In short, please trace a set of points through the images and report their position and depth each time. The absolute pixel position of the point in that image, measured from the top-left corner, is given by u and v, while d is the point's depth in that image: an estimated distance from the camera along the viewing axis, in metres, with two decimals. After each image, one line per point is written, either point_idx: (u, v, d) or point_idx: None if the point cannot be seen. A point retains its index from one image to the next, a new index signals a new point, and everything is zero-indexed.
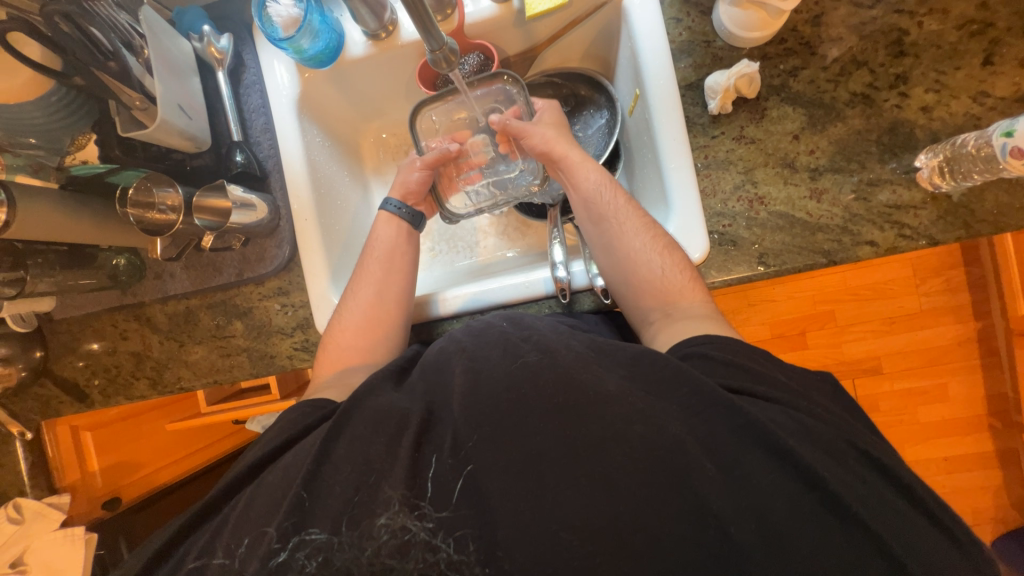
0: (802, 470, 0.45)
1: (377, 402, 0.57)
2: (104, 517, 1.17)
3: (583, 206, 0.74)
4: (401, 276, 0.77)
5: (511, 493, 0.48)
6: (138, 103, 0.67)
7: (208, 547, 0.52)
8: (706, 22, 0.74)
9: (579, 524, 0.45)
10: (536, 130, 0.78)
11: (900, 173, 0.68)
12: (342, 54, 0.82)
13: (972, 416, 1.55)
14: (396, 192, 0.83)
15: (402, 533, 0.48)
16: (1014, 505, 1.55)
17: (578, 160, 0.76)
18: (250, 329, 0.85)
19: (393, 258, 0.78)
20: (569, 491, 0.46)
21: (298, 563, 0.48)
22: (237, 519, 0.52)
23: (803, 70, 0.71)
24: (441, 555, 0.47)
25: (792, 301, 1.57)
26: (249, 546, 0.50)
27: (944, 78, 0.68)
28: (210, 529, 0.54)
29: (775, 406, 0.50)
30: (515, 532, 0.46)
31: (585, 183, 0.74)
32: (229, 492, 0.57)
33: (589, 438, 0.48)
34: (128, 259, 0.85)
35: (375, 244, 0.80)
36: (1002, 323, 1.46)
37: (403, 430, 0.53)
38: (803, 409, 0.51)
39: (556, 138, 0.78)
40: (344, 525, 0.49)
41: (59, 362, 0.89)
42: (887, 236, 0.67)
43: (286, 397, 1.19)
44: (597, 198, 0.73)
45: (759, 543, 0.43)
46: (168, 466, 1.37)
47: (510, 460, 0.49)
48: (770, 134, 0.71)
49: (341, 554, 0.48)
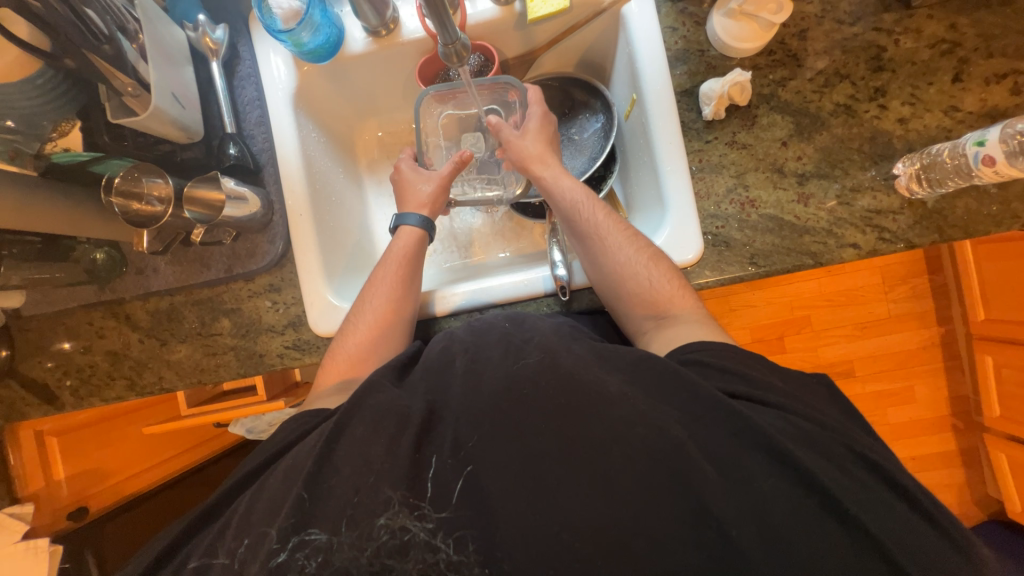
0: (800, 463, 0.46)
1: (378, 400, 0.55)
2: (69, 528, 1.11)
3: (564, 223, 0.76)
4: (415, 289, 0.75)
5: (513, 494, 0.47)
6: (130, 89, 0.64)
7: (201, 554, 0.50)
8: (700, 32, 0.77)
9: (581, 524, 0.45)
10: (531, 143, 0.80)
11: (880, 180, 0.72)
12: (341, 50, 0.81)
13: (937, 417, 1.64)
14: (423, 208, 0.81)
15: (402, 533, 0.47)
16: (975, 501, 1.63)
17: (553, 176, 0.77)
18: (237, 327, 0.82)
19: (411, 270, 0.75)
20: (573, 492, 0.47)
21: (298, 564, 0.47)
22: (232, 524, 0.51)
23: (791, 80, 0.74)
24: (441, 556, 0.47)
25: (771, 306, 1.63)
26: (249, 547, 0.48)
27: (918, 92, 0.72)
28: (204, 535, 0.52)
29: (771, 409, 0.51)
30: (517, 534, 0.46)
31: (562, 201, 0.76)
32: (222, 494, 0.55)
33: (592, 440, 0.49)
34: (107, 252, 0.80)
35: (391, 255, 0.77)
36: (963, 327, 1.55)
37: (404, 432, 0.52)
38: (798, 412, 0.52)
39: (532, 152, 0.79)
40: (343, 526, 0.47)
41: (27, 361, 0.84)
42: (869, 239, 0.71)
43: (273, 398, 1.14)
44: (575, 214, 0.74)
45: (757, 537, 0.44)
46: (140, 475, 1.26)
47: (513, 460, 0.48)
48: (760, 139, 0.74)
49: (341, 554, 0.47)
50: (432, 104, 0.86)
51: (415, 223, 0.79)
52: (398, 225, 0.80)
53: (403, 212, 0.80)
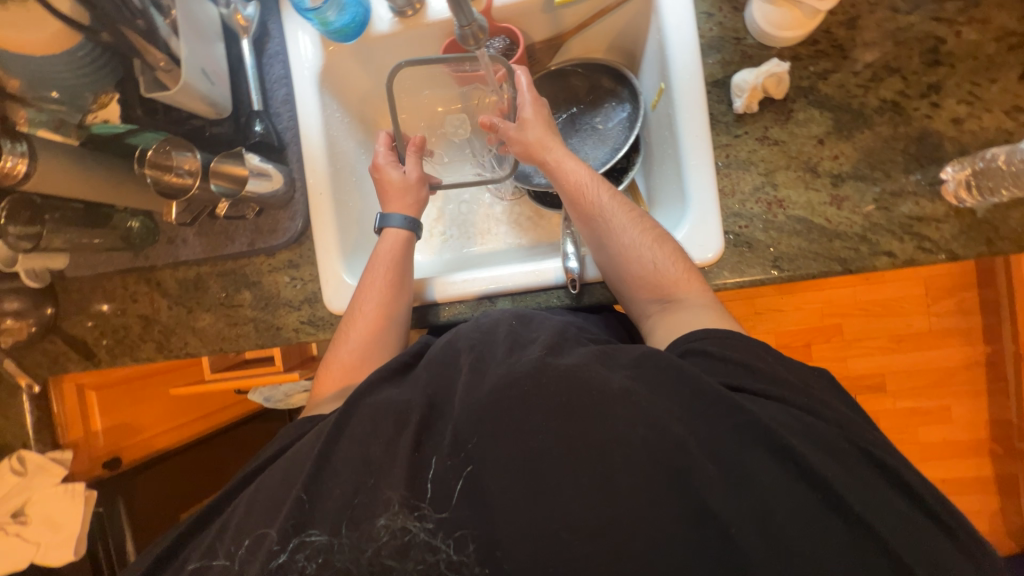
0: (812, 482, 0.44)
1: (377, 398, 0.57)
2: (104, 476, 1.14)
3: (570, 206, 0.74)
4: (403, 295, 0.75)
5: (512, 491, 0.48)
6: (161, 64, 0.66)
7: (206, 552, 0.53)
8: (738, 19, 0.73)
9: (579, 523, 0.45)
10: (532, 127, 0.78)
11: (924, 185, 0.67)
12: (367, 30, 0.82)
13: (972, 440, 1.54)
14: (407, 210, 0.81)
15: (402, 534, 0.48)
16: (1010, 532, 1.53)
17: (561, 156, 0.75)
18: (258, 299, 0.85)
19: (398, 277, 0.75)
20: (571, 492, 0.46)
21: (298, 565, 0.49)
22: (236, 522, 0.53)
23: (834, 73, 0.69)
24: (441, 556, 0.48)
25: (799, 312, 1.55)
26: (250, 548, 0.51)
27: (978, 90, 0.66)
28: (205, 536, 0.55)
29: (774, 402, 0.49)
30: (516, 533, 0.46)
31: (565, 182, 0.74)
32: (231, 489, 0.58)
33: (593, 444, 0.48)
34: (142, 222, 0.85)
35: (376, 261, 0.77)
36: (1012, 348, 1.44)
37: (405, 429, 0.53)
38: (802, 405, 0.50)
39: (538, 133, 0.77)
40: (344, 528, 0.49)
41: (69, 319, 0.90)
42: (906, 248, 0.66)
43: (289, 369, 1.19)
44: (580, 196, 0.72)
45: (772, 559, 0.42)
46: (165, 433, 1.33)
47: (512, 457, 0.49)
48: (794, 136, 0.70)
49: (341, 556, 0.49)
50: (416, 80, 0.85)
51: (399, 226, 0.79)
52: (381, 227, 0.80)
53: (385, 213, 0.80)
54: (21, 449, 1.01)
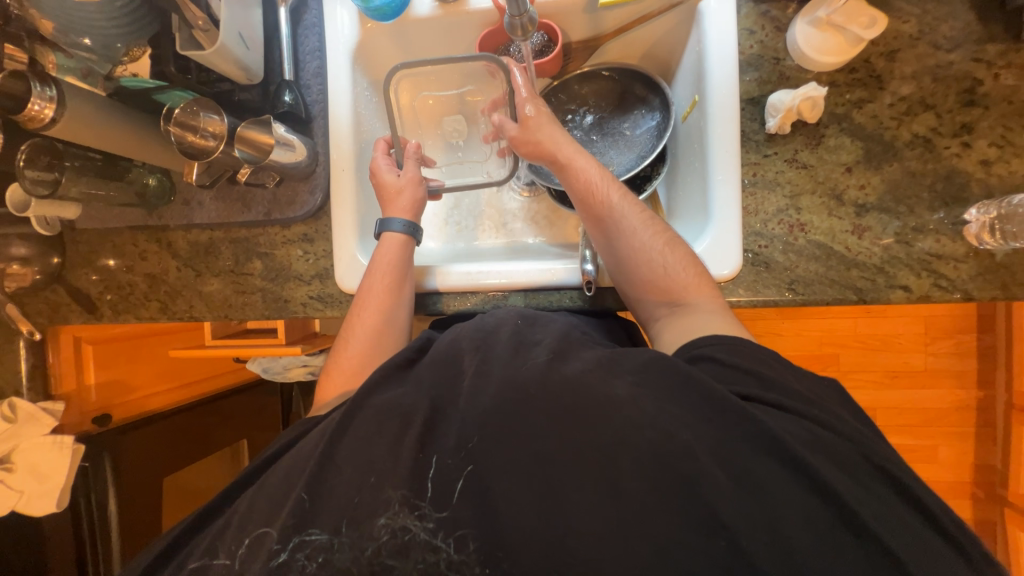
0: (823, 511, 0.44)
1: (382, 400, 0.56)
2: (93, 431, 1.12)
3: (581, 205, 0.72)
4: (404, 303, 0.75)
5: (520, 496, 0.47)
6: (200, 23, 0.66)
7: (208, 549, 0.52)
8: (779, 39, 0.73)
9: (587, 530, 0.45)
10: (541, 120, 0.76)
11: (947, 224, 0.67)
12: (406, 12, 0.81)
13: (957, 481, 1.55)
14: (404, 212, 0.78)
15: (401, 533, 0.48)
16: None
17: (575, 153, 0.74)
18: (268, 270, 0.85)
19: (397, 284, 0.74)
20: (579, 499, 0.46)
21: (298, 564, 0.48)
22: (240, 517, 0.53)
23: (869, 103, 0.70)
24: (441, 556, 0.47)
25: (798, 338, 1.55)
26: (250, 548, 0.50)
27: (1010, 135, 0.67)
28: (210, 530, 0.55)
29: (790, 416, 0.49)
30: (522, 537, 0.46)
31: (579, 180, 0.72)
32: (233, 485, 0.57)
33: (598, 449, 0.48)
34: (159, 179, 0.84)
35: (376, 270, 0.75)
36: (1004, 396, 1.46)
37: (409, 430, 0.52)
38: (819, 419, 0.49)
39: (550, 128, 0.75)
40: (344, 527, 0.49)
41: (75, 271, 0.89)
42: (923, 283, 0.67)
43: (290, 343, 1.18)
44: (592, 197, 0.71)
45: None
46: (160, 395, 1.33)
47: (522, 461, 0.48)
48: (823, 161, 0.70)
49: (341, 555, 0.48)
50: (416, 80, 0.84)
51: (398, 229, 0.77)
52: (381, 231, 0.78)
53: (385, 217, 0.78)
54: (11, 396, 0.99)
